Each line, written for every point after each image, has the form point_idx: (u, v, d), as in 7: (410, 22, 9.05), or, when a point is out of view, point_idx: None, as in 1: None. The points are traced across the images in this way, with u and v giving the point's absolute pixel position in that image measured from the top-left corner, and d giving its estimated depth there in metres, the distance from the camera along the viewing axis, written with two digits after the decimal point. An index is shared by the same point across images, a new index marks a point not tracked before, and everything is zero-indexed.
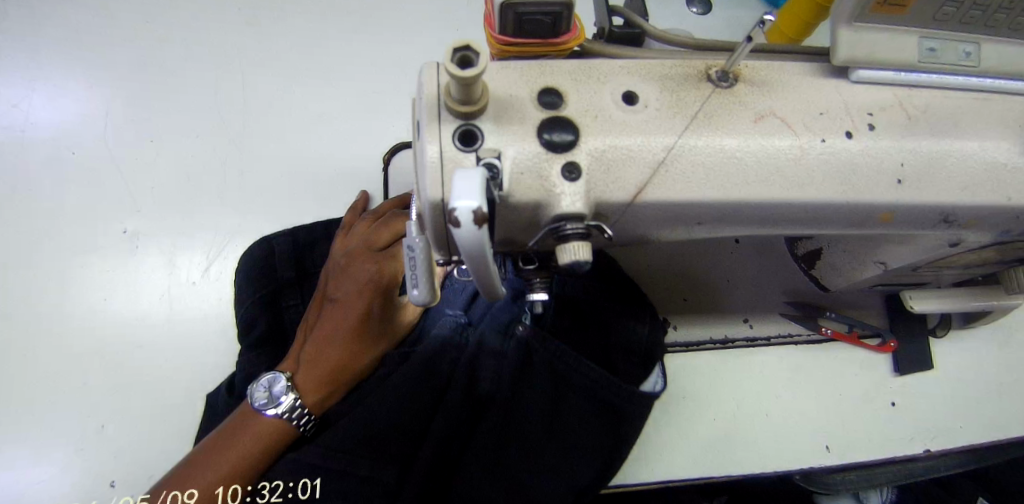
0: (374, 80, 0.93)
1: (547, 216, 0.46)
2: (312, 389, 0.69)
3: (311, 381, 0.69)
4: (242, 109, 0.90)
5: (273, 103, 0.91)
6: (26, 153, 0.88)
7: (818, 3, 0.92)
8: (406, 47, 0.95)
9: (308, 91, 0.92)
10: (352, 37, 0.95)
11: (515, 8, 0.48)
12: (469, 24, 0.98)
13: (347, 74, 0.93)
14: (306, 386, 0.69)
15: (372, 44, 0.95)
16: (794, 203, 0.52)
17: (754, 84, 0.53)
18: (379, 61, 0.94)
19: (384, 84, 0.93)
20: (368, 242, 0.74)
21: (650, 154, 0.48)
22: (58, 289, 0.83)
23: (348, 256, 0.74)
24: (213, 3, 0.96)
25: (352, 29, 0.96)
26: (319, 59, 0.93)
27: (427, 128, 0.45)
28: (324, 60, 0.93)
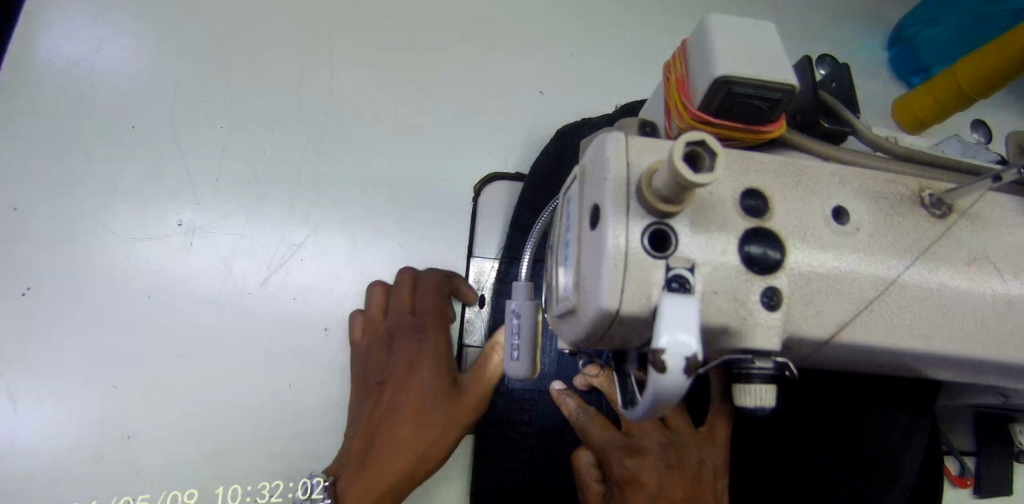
0: (472, 98, 0.85)
1: (732, 346, 0.39)
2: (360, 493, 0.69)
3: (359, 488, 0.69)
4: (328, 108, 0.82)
5: (361, 106, 0.83)
6: (84, 118, 0.80)
7: (963, 94, 0.84)
8: (512, 67, 0.87)
9: (400, 99, 0.84)
10: (455, 46, 0.87)
11: (730, 88, 0.40)
12: (583, 53, 0.89)
13: (445, 87, 0.85)
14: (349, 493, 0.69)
15: (476, 58, 0.87)
16: (991, 363, 0.45)
17: (969, 218, 0.45)
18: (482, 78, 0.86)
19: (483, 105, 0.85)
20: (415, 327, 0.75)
21: (858, 287, 0.40)
22: (99, 276, 0.76)
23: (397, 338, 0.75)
24: None
25: (456, 37, 0.87)
26: (416, 64, 0.85)
27: (613, 220, 0.37)
28: (423, 67, 0.85)
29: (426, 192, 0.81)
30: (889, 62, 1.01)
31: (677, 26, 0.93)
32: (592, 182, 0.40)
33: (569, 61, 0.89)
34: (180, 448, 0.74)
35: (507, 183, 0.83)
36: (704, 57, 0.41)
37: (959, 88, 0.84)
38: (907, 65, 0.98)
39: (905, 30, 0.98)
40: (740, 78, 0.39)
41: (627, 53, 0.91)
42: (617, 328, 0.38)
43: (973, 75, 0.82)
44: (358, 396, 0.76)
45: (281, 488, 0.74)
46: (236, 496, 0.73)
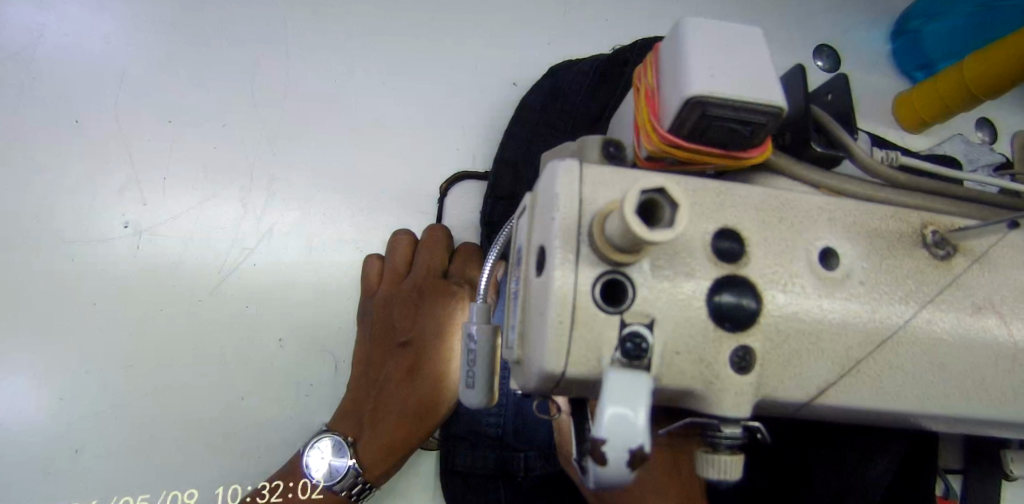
0: (442, 91, 0.79)
1: (696, 410, 0.34)
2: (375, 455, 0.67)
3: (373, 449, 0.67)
4: (285, 101, 0.76)
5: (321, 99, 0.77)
6: (21, 108, 0.74)
7: (971, 95, 0.78)
8: (485, 56, 0.81)
9: (364, 91, 0.77)
10: (424, 33, 0.80)
11: (705, 109, 0.34)
12: (563, 42, 0.83)
13: (413, 79, 0.79)
14: (370, 455, 0.67)
15: (447, 47, 0.80)
16: (991, 421, 0.40)
17: (977, 259, 0.40)
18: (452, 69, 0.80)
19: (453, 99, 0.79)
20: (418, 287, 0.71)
21: (843, 344, 0.35)
22: (39, 283, 0.71)
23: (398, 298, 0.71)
24: None
25: (426, 23, 0.80)
26: (382, 53, 0.79)
27: (559, 268, 0.32)
28: (389, 56, 0.79)
29: (392, 193, 0.76)
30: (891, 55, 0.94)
31: (664, 15, 0.86)
32: (540, 217, 0.34)
33: (548, 51, 0.82)
34: (126, 465, 0.69)
35: (475, 182, 0.77)
36: (675, 72, 0.35)
37: (968, 88, 0.78)
38: (911, 60, 0.91)
39: (909, 20, 0.91)
40: (716, 99, 0.34)
41: (610, 41, 0.84)
42: (564, 388, 0.33)
43: (984, 76, 0.76)
44: (314, 411, 0.72)
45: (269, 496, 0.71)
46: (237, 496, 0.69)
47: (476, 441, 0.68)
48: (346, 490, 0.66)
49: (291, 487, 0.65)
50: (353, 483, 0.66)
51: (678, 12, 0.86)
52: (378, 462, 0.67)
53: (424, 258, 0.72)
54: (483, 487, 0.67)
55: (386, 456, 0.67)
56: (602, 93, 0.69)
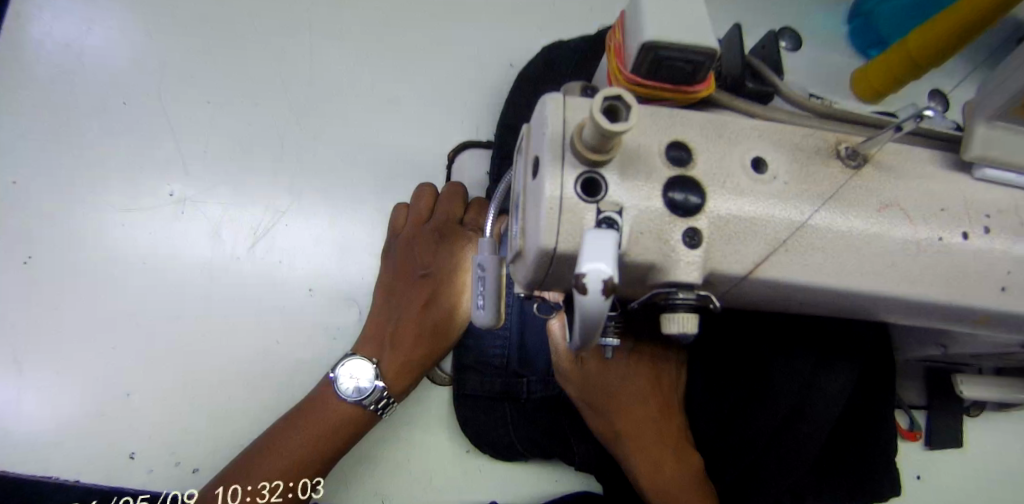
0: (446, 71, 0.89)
1: (658, 280, 0.44)
2: (397, 373, 0.76)
3: (395, 368, 0.76)
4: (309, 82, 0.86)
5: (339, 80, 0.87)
6: (77, 97, 0.86)
7: (916, 63, 0.87)
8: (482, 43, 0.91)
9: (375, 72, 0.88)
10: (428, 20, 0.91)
11: (657, 51, 0.44)
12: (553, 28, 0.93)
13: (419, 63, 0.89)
14: (394, 371, 0.76)
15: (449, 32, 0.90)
16: (900, 299, 0.50)
17: (883, 168, 0.50)
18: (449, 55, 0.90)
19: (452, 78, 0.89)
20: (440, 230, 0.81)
21: (772, 229, 0.45)
22: (95, 244, 0.82)
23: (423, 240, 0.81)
24: None
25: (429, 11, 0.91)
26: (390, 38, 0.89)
27: (550, 169, 0.42)
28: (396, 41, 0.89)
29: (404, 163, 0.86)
30: (848, 36, 1.04)
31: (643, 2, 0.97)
32: (534, 138, 0.44)
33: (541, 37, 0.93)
34: (174, 404, 0.79)
35: (477, 150, 0.88)
36: (635, 23, 0.45)
37: (911, 56, 0.87)
38: (866, 40, 1.01)
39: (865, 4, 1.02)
40: (665, 42, 0.44)
41: (596, 27, 0.94)
42: (557, 265, 0.43)
43: (925, 43, 0.85)
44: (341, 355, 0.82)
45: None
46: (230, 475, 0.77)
47: (482, 368, 0.80)
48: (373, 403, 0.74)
49: (291, 487, 0.70)
50: (379, 398, 0.75)
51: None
52: (400, 378, 0.76)
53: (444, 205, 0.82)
54: (489, 406, 0.79)
55: (406, 374, 0.76)
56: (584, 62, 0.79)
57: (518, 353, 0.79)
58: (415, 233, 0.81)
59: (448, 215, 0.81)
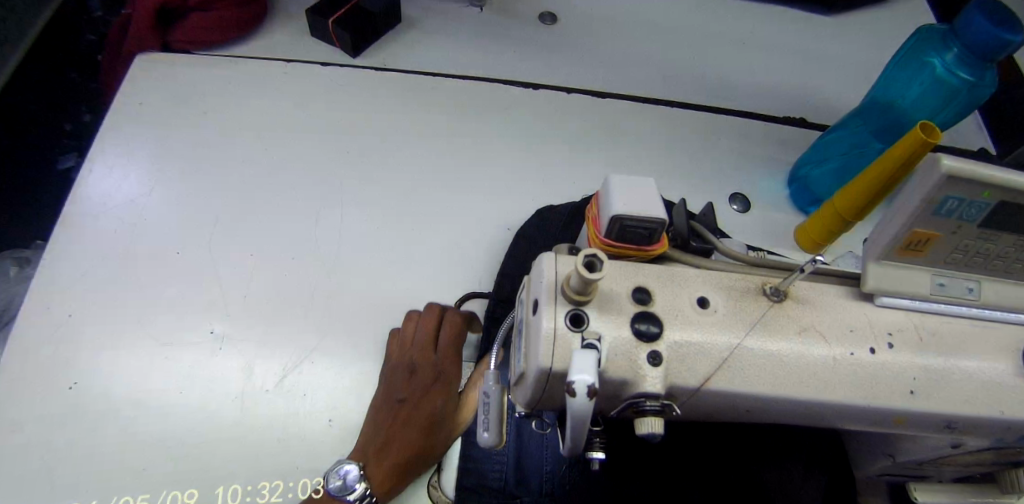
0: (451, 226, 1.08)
1: (631, 392, 0.56)
2: (381, 477, 0.84)
3: (379, 473, 0.84)
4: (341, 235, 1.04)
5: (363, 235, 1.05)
6: (136, 246, 1.01)
7: (843, 217, 1.09)
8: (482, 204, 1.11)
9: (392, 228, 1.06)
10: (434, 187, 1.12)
11: (623, 222, 0.61)
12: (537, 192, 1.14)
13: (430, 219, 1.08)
14: (380, 475, 0.84)
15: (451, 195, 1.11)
16: (826, 404, 0.63)
17: (799, 301, 0.66)
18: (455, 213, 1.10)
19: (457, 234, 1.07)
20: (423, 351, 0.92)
21: (716, 350, 0.59)
22: (138, 376, 0.92)
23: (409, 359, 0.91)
24: (324, 144, 1.13)
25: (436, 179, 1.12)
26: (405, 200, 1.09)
27: (546, 308, 0.56)
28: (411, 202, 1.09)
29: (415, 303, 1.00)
30: (789, 196, 1.27)
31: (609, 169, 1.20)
32: (532, 286, 0.60)
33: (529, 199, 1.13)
34: None
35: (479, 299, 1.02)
36: (605, 203, 0.63)
37: (839, 213, 1.09)
38: (804, 198, 1.24)
39: (799, 169, 1.24)
40: (628, 215, 0.61)
41: (575, 190, 1.16)
42: (552, 382, 0.56)
43: (846, 203, 1.07)
44: None
45: (281, 488, 0.87)
46: (237, 495, 0.85)
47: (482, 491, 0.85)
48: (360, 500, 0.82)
49: None
50: (365, 494, 0.83)
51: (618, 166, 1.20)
52: (385, 480, 0.84)
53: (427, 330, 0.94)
54: None
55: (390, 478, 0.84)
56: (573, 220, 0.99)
57: (514, 475, 0.86)
58: (404, 354, 0.92)
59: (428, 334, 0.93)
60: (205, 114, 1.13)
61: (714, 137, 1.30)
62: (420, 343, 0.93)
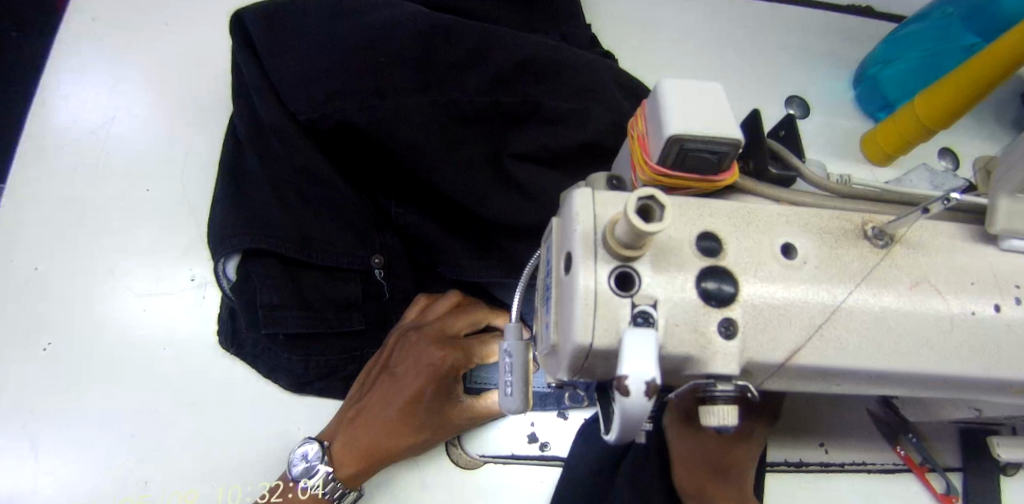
0: (280, 288, 0.74)
1: (696, 372, 0.43)
2: (344, 461, 0.73)
3: (343, 454, 0.74)
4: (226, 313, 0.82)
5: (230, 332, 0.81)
6: (102, 185, 0.88)
7: (923, 126, 0.90)
8: (288, 166, 0.75)
9: (241, 341, 0.81)
10: (243, 214, 0.73)
11: (682, 144, 0.45)
12: (282, 145, 0.74)
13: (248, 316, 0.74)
14: (342, 455, 0.73)
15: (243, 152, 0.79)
16: (939, 376, 0.49)
17: (912, 248, 0.50)
18: (282, 262, 0.75)
19: (322, 266, 0.77)
20: (443, 331, 0.79)
21: (806, 315, 0.45)
22: (117, 327, 0.83)
23: (418, 335, 0.79)
24: None
25: (250, 223, 0.73)
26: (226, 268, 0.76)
27: (582, 264, 0.42)
28: (246, 282, 0.74)
29: (361, 320, 0.81)
30: (855, 99, 1.07)
31: (508, 72, 0.73)
32: (563, 234, 0.45)
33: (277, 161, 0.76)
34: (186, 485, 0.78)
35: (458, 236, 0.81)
36: (657, 118, 0.47)
37: (920, 120, 0.90)
38: (873, 102, 1.03)
39: (868, 69, 1.03)
40: (691, 136, 0.45)
41: None
42: (592, 360, 0.43)
43: (930, 109, 0.87)
44: None
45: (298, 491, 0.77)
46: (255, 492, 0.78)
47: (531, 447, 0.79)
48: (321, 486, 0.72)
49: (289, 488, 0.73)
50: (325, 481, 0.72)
51: (372, 91, 0.71)
52: (345, 462, 0.73)
53: (465, 314, 0.82)
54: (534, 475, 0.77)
55: (356, 460, 0.73)
56: (517, 143, 0.74)
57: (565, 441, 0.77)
58: (416, 328, 0.80)
59: (442, 325, 0.80)
60: (167, 26, 0.97)
61: (766, 37, 1.10)
62: (448, 329, 0.80)
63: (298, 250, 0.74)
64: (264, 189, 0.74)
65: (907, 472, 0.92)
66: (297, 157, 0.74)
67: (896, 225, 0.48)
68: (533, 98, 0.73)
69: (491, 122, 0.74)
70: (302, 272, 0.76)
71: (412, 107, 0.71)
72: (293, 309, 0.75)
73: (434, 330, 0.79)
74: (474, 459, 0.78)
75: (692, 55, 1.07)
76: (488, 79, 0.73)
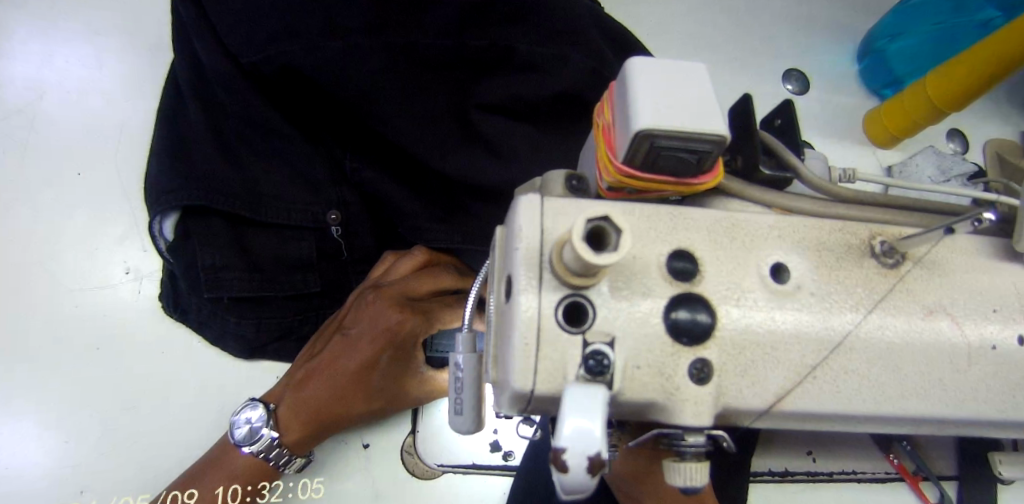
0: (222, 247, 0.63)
1: (660, 420, 0.36)
2: (289, 427, 0.64)
3: (288, 419, 0.64)
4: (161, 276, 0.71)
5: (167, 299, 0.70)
6: (27, 162, 0.78)
7: (936, 108, 0.81)
8: (228, 113, 0.63)
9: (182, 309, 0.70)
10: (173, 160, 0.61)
11: (653, 140, 0.37)
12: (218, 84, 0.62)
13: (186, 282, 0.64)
14: (290, 418, 0.64)
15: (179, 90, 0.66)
16: (951, 418, 0.42)
17: (928, 268, 0.42)
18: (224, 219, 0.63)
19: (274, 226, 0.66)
20: (405, 293, 0.67)
21: (798, 353, 0.37)
22: (41, 325, 0.74)
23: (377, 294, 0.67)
24: None
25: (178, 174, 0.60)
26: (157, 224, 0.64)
27: (523, 294, 0.34)
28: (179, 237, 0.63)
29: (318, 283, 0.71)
30: (858, 74, 0.96)
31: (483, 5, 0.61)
32: (505, 250, 0.37)
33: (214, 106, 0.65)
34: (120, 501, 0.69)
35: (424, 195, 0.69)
36: (624, 108, 0.38)
37: (932, 102, 0.81)
38: (880, 78, 0.93)
39: (874, 42, 0.93)
40: (663, 131, 0.36)
41: None
42: (537, 406, 0.36)
43: (943, 90, 0.79)
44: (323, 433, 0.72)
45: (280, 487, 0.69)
46: None
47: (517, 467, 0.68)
48: (264, 452, 0.63)
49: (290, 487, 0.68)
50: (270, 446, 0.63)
51: (314, 28, 0.59)
52: (289, 427, 0.64)
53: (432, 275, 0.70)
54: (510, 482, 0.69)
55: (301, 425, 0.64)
56: (488, 93, 0.64)
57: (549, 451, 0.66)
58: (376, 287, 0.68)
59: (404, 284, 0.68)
60: None
61: (769, 4, 0.99)
62: (411, 288, 0.68)
63: (240, 206, 0.62)
64: (195, 136, 0.62)
65: (898, 481, 0.86)
66: (237, 104, 0.63)
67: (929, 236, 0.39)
68: (502, 41, 0.62)
69: (456, 68, 0.63)
70: (248, 231, 0.65)
71: (367, 46, 0.60)
72: (237, 271, 0.64)
73: (396, 291, 0.67)
74: (431, 469, 0.70)
75: (689, 26, 0.96)
76: (455, 13, 0.61)
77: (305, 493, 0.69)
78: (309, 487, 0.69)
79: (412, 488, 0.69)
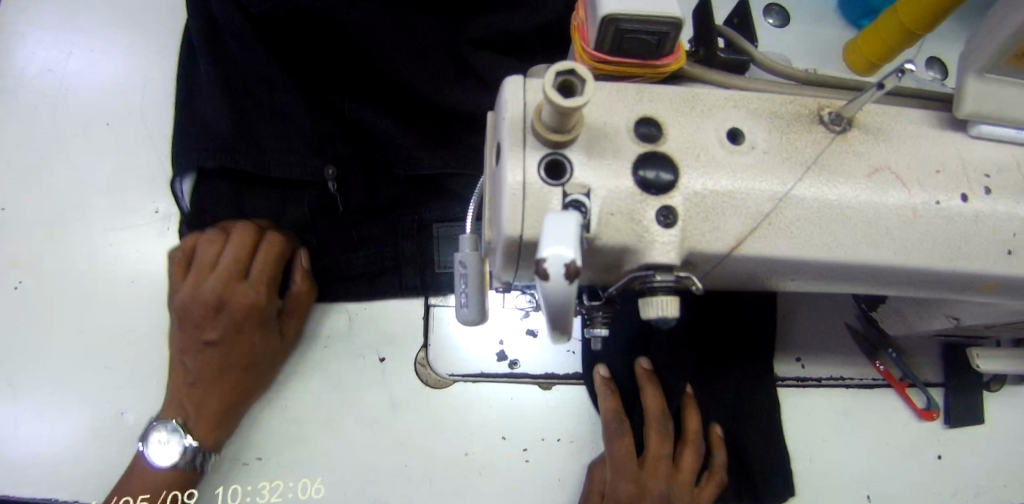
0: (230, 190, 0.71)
1: (635, 263, 0.42)
2: (203, 430, 0.67)
3: (201, 428, 0.67)
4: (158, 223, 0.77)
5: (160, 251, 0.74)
6: (63, 121, 0.85)
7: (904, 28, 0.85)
8: (237, 63, 0.71)
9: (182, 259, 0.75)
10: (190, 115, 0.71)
11: (617, 24, 0.42)
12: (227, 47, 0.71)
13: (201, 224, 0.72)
14: (193, 424, 0.68)
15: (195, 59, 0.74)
16: (896, 268, 0.47)
17: (871, 134, 0.47)
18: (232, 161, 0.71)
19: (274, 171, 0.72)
20: (230, 275, 0.69)
21: (753, 202, 0.42)
22: (82, 261, 0.81)
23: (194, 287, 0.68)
24: None
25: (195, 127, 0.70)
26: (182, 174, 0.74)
27: (510, 153, 0.40)
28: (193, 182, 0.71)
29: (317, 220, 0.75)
30: (838, 7, 1.01)
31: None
32: (496, 125, 0.43)
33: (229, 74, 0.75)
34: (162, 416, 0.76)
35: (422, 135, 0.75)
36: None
37: (900, 21, 0.85)
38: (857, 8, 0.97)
39: None
40: (626, 14, 0.42)
41: None
42: (525, 254, 0.41)
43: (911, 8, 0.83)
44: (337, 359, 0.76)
45: (280, 487, 0.71)
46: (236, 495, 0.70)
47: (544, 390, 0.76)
48: None
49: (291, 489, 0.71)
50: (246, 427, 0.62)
51: None
52: (209, 433, 0.68)
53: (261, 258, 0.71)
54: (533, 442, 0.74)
55: (217, 420, 0.68)
56: (473, 31, 0.72)
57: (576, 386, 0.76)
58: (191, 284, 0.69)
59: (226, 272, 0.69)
60: None
61: None
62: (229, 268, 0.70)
63: (246, 148, 0.69)
64: (210, 89, 0.70)
65: (885, 388, 0.91)
66: (247, 58, 0.71)
67: (863, 98, 0.44)
68: None
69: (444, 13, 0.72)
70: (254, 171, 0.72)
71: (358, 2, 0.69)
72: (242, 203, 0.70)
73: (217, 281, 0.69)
74: (443, 379, 0.76)
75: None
76: None
77: (305, 493, 0.71)
78: (310, 487, 0.71)
79: (426, 395, 0.76)
